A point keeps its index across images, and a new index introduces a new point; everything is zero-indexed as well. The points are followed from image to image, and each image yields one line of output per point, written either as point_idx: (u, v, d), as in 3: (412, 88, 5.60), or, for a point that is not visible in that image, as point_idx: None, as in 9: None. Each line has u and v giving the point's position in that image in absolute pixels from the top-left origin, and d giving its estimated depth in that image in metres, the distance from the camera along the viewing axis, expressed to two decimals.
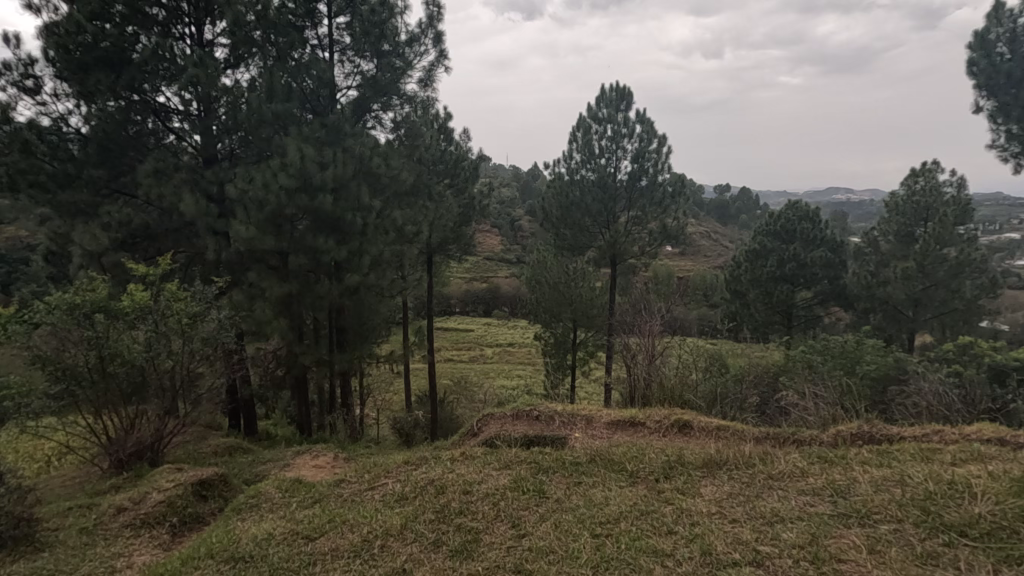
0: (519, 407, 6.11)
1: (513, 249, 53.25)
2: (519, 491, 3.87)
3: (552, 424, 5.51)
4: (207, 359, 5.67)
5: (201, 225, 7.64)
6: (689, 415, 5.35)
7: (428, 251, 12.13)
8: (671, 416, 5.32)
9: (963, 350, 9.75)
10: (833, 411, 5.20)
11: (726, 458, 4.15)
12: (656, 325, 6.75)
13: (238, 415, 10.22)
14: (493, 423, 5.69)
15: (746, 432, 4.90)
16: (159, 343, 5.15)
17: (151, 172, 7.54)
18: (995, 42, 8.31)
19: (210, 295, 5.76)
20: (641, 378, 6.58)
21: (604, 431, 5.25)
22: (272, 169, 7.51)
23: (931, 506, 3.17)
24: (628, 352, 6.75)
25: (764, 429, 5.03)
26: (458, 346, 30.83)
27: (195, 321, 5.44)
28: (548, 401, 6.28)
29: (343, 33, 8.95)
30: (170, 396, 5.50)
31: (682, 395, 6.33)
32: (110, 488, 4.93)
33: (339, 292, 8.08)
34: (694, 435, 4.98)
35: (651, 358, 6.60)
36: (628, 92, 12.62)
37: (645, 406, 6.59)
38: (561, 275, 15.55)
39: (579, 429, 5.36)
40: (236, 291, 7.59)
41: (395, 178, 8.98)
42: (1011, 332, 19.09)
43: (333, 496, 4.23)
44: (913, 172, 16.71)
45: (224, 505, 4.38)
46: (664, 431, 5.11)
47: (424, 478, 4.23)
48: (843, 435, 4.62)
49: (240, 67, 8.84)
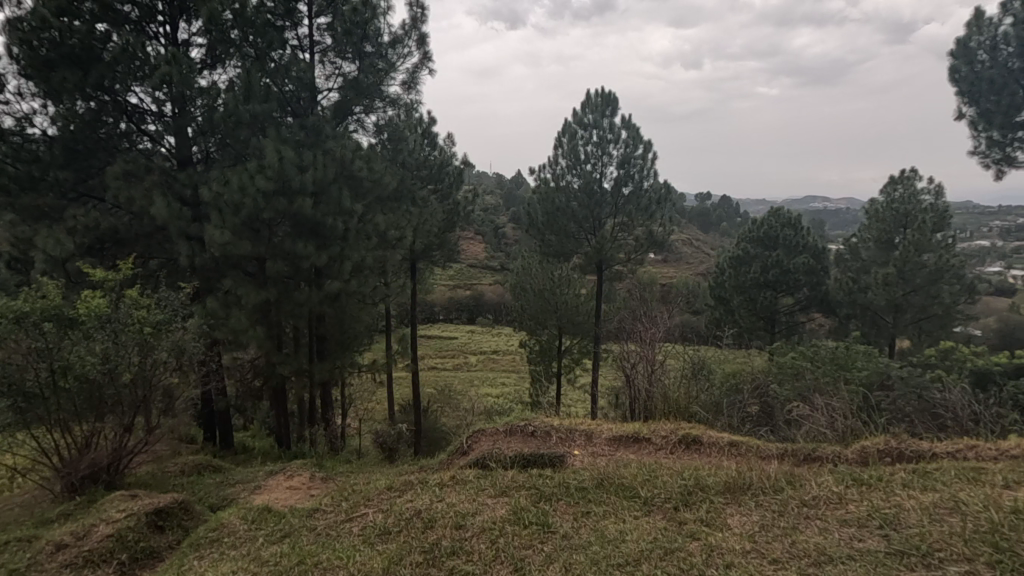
0: (511, 421, 5.89)
1: (497, 257, 53.11)
2: (518, 525, 3.64)
3: (548, 440, 5.30)
4: (172, 371, 5.34)
5: (172, 230, 7.29)
6: (697, 430, 5.20)
7: (411, 257, 11.91)
8: (677, 432, 5.14)
9: (947, 355, 9.80)
10: (852, 425, 5.06)
11: (749, 483, 3.98)
12: (660, 333, 6.45)
13: (214, 427, 9.85)
14: (484, 440, 5.44)
15: (755, 451, 4.75)
16: (118, 354, 4.83)
17: (120, 174, 7.18)
18: (976, 50, 8.41)
19: (175, 304, 5.46)
20: (641, 389, 6.29)
21: (607, 449, 5.04)
22: (249, 171, 7.22)
23: (1001, 541, 2.91)
24: (629, 362, 6.39)
25: (782, 445, 4.89)
26: (441, 353, 30.46)
27: (158, 330, 5.12)
28: (540, 414, 6.06)
29: (325, 34, 8.73)
30: (130, 410, 5.15)
31: (688, 407, 6.09)
32: (59, 516, 4.61)
33: (319, 300, 7.82)
34: (702, 454, 4.81)
35: (653, 368, 6.30)
36: (614, 98, 12.56)
37: (647, 419, 6.25)
38: (546, 282, 15.47)
39: (579, 445, 5.16)
40: (211, 298, 7.27)
41: (378, 182, 8.75)
42: (987, 338, 19.44)
43: (305, 530, 3.96)
44: (892, 179, 16.88)
45: (182, 537, 4.10)
46: (671, 448, 4.93)
47: (410, 509, 3.99)
48: (871, 451, 4.49)
49: (217, 68, 8.62)
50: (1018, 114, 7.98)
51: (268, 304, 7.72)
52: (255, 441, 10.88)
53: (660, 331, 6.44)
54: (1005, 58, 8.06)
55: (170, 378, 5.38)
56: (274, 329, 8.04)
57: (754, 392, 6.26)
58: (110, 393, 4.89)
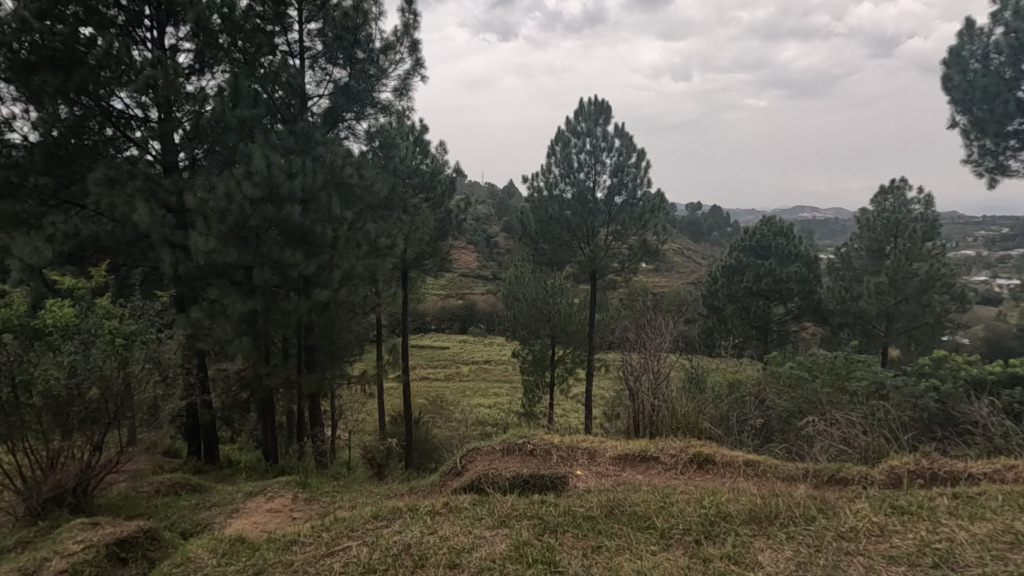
0: (509, 439, 5.63)
1: (489, 266, 53.03)
2: (521, 564, 3.31)
3: (549, 460, 5.10)
4: (146, 386, 5.11)
5: (156, 237, 7.07)
6: (709, 448, 4.98)
7: (403, 266, 11.74)
8: (688, 450, 4.93)
9: (941, 364, 9.76)
10: (881, 446, 4.85)
11: (776, 511, 3.64)
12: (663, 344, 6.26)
13: (199, 440, 9.57)
14: (480, 460, 5.22)
15: (772, 472, 4.51)
16: (87, 368, 4.58)
17: (101, 180, 6.90)
18: (969, 58, 8.42)
19: (151, 316, 5.25)
20: (647, 404, 6.02)
21: (612, 469, 4.82)
22: (236, 177, 7.03)
23: None
24: (633, 376, 6.10)
25: (805, 464, 4.65)
26: (433, 363, 30.20)
27: (131, 341, 4.93)
28: (538, 431, 5.81)
29: (315, 39, 8.60)
30: (101, 428, 4.90)
31: (697, 423, 5.87)
32: (16, 544, 4.31)
33: (307, 309, 7.62)
34: (716, 475, 4.58)
35: (659, 382, 6.02)
36: (606, 106, 12.54)
37: (654, 435, 6.03)
38: (539, 291, 15.34)
39: (582, 465, 4.96)
40: (195, 308, 7.05)
41: (369, 189, 8.60)
42: (978, 345, 19.54)
43: (280, 566, 3.64)
44: (883, 188, 16.94)
45: (147, 569, 3.88)
46: (683, 468, 4.71)
47: (398, 543, 3.71)
48: (901, 472, 4.26)
49: (205, 73, 8.45)
50: (1011, 122, 7.99)
51: (254, 314, 7.51)
52: (241, 454, 10.59)
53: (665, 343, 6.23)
54: (997, 66, 8.08)
55: (145, 394, 5.14)
56: (260, 339, 7.82)
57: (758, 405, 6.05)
58: (77, 412, 4.62)
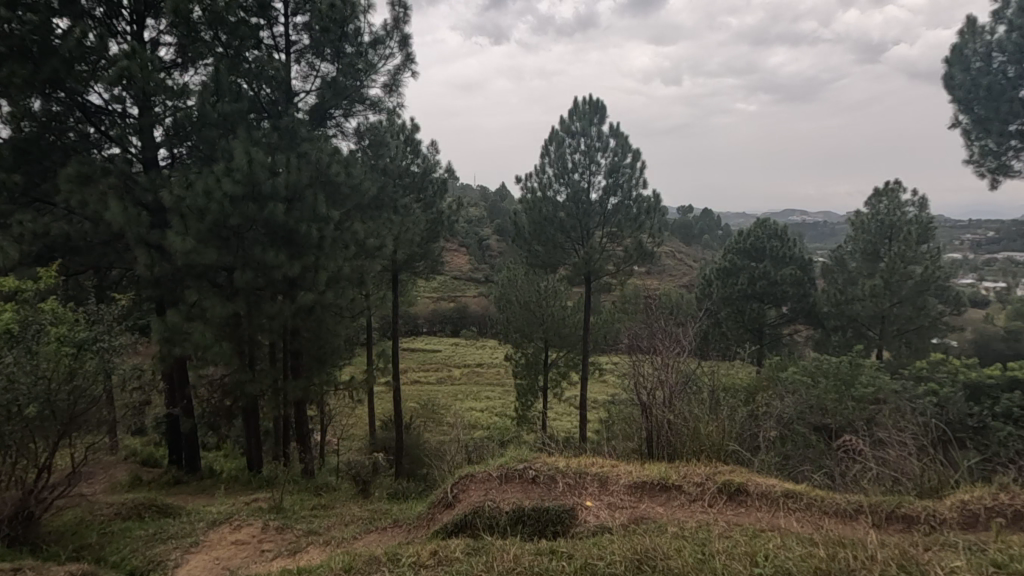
0: (507, 461, 4.88)
1: (481, 269, 52.80)
2: None
3: (554, 489, 4.30)
4: (99, 402, 4.66)
5: (130, 237, 6.70)
6: (742, 475, 4.15)
7: (393, 268, 11.44)
8: (715, 477, 4.13)
9: (939, 368, 9.62)
10: (942, 473, 4.00)
11: (848, 567, 2.51)
12: (687, 354, 5.50)
13: (180, 450, 9.16)
14: (474, 489, 4.46)
15: (816, 505, 3.71)
16: (26, 378, 4.13)
17: (73, 176, 6.54)
18: (972, 57, 8.25)
19: (106, 326, 5.01)
20: (661, 421, 5.00)
21: (627, 501, 4.03)
22: (215, 174, 6.71)
23: None
24: (645, 391, 5.00)
25: (853, 496, 3.85)
26: (423, 367, 29.76)
27: (82, 350, 4.52)
28: (540, 454, 5.05)
29: (301, 32, 8.28)
30: (48, 445, 4.40)
31: (724, 445, 4.86)
32: None
33: (292, 313, 7.30)
34: (751, 508, 3.77)
35: (672, 393, 4.94)
36: (602, 105, 12.31)
37: (673, 458, 4.99)
38: (532, 293, 15.05)
39: (592, 495, 4.18)
40: (172, 311, 6.71)
41: (358, 188, 8.30)
42: (969, 348, 19.53)
43: None
44: (877, 191, 16.81)
45: None
46: (710, 501, 3.89)
47: None
48: (975, 510, 3.40)
49: (188, 68, 8.06)
50: (1015, 121, 7.83)
51: (236, 317, 7.18)
52: (224, 463, 10.19)
53: (686, 352, 5.40)
54: (1000, 65, 7.92)
55: (97, 411, 4.64)
56: (243, 344, 7.49)
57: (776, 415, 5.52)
58: (12, 432, 4.15)
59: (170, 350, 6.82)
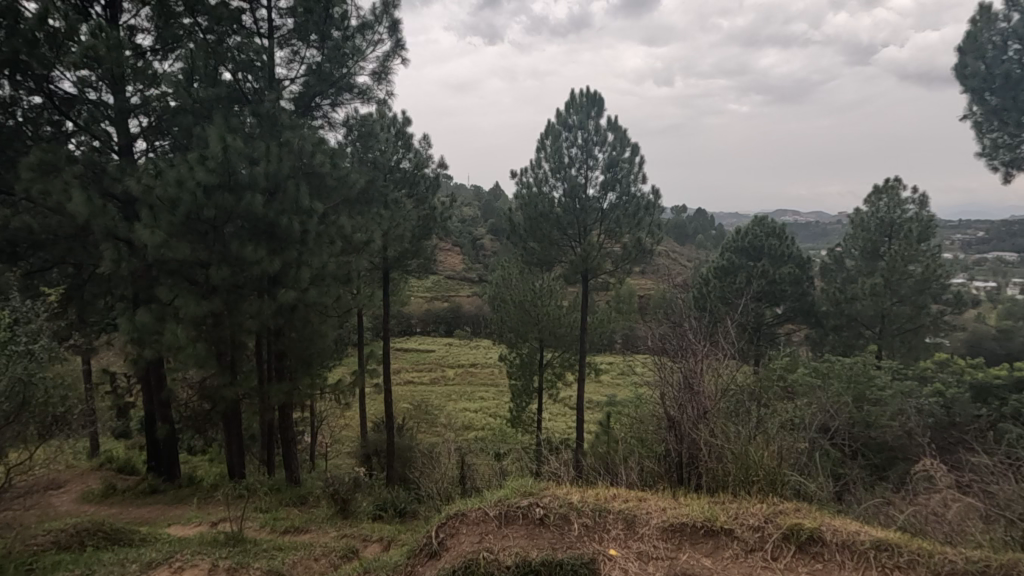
0: (504, 493, 4.25)
1: (475, 269, 52.49)
2: None
3: (566, 534, 3.62)
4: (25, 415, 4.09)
5: (97, 230, 6.22)
6: (813, 519, 3.52)
7: (383, 265, 11.05)
8: (775, 519, 3.53)
9: (944, 369, 9.29)
10: None
11: None
12: (728, 358, 4.80)
13: (158, 457, 8.60)
14: (465, 534, 3.78)
15: (923, 565, 3.08)
16: None
17: (34, 165, 6.04)
18: (988, 44, 7.90)
19: (24, 337, 4.39)
20: (695, 441, 4.33)
21: (663, 550, 3.39)
22: (189, 162, 6.27)
23: None
24: (674, 406, 4.38)
25: (963, 548, 3.23)
26: (417, 368, 29.29)
27: None
28: (544, 482, 4.47)
29: (285, 15, 7.84)
30: None
31: (778, 474, 4.16)
32: None
33: (272, 312, 6.84)
34: (831, 565, 3.14)
35: (706, 408, 4.30)
36: (599, 98, 11.93)
37: (714, 491, 4.29)
38: (527, 292, 14.62)
39: (617, 539, 3.53)
40: (141, 311, 6.24)
41: (344, 181, 7.90)
42: (964, 349, 19.30)
43: None
44: (876, 188, 16.62)
45: None
46: (776, 554, 3.25)
47: None
48: None
49: (165, 55, 7.59)
50: None
51: (213, 316, 6.73)
52: (204, 471, 9.66)
53: (727, 358, 4.69)
54: (1015, 54, 7.62)
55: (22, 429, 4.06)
56: (221, 345, 7.00)
57: (815, 428, 4.93)
58: None
59: (139, 352, 6.32)
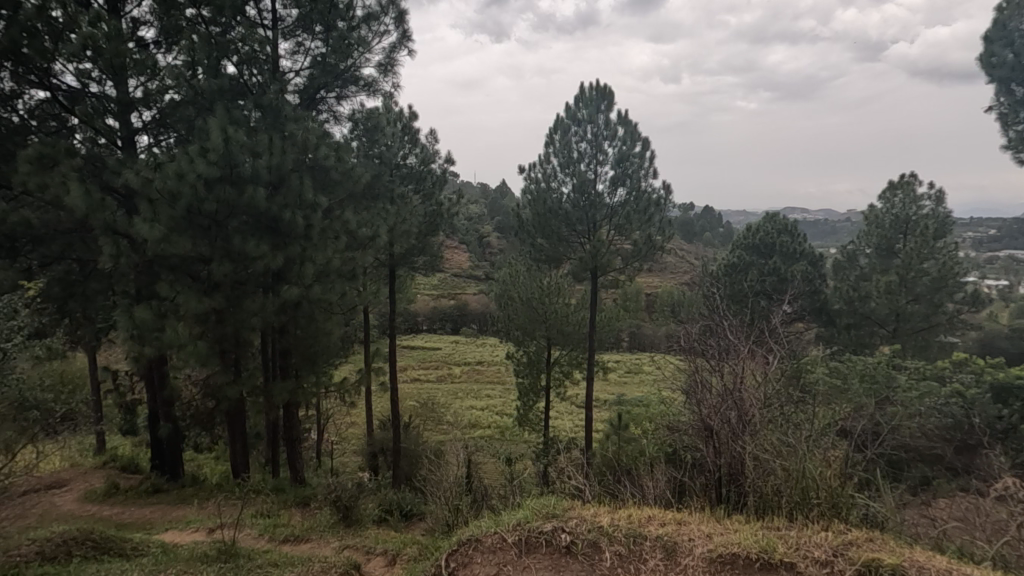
0: (527, 515, 4.05)
1: (481, 267, 52.36)
2: None
3: (601, 566, 3.39)
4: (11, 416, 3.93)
5: (96, 224, 6.07)
6: (892, 553, 3.20)
7: (389, 262, 10.88)
8: (847, 553, 3.23)
9: (963, 368, 9.01)
10: None
11: None
12: (759, 363, 4.55)
13: (162, 457, 8.46)
14: (484, 566, 3.56)
15: None
16: None
17: (32, 158, 5.89)
18: (1016, 32, 7.61)
19: (9, 334, 4.24)
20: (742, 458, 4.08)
21: None
22: (189, 155, 6.12)
23: None
24: (713, 414, 4.18)
25: None
26: (423, 366, 29.15)
27: None
28: (570, 501, 4.26)
29: (289, 6, 7.66)
30: None
31: (842, 496, 3.82)
32: None
33: (275, 309, 6.71)
34: None
35: (748, 420, 4.06)
36: (609, 92, 11.68)
37: (766, 513, 4.01)
38: (535, 290, 14.43)
39: (661, 572, 3.28)
40: (141, 307, 6.08)
41: (349, 175, 7.72)
42: (979, 349, 18.91)
43: None
44: (891, 184, 16.33)
45: None
46: None
47: None
48: None
49: (166, 48, 7.42)
50: None
51: (215, 313, 6.58)
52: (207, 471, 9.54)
53: (765, 362, 4.43)
54: None
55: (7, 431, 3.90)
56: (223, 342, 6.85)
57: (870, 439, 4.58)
58: None
59: (139, 350, 6.18)
